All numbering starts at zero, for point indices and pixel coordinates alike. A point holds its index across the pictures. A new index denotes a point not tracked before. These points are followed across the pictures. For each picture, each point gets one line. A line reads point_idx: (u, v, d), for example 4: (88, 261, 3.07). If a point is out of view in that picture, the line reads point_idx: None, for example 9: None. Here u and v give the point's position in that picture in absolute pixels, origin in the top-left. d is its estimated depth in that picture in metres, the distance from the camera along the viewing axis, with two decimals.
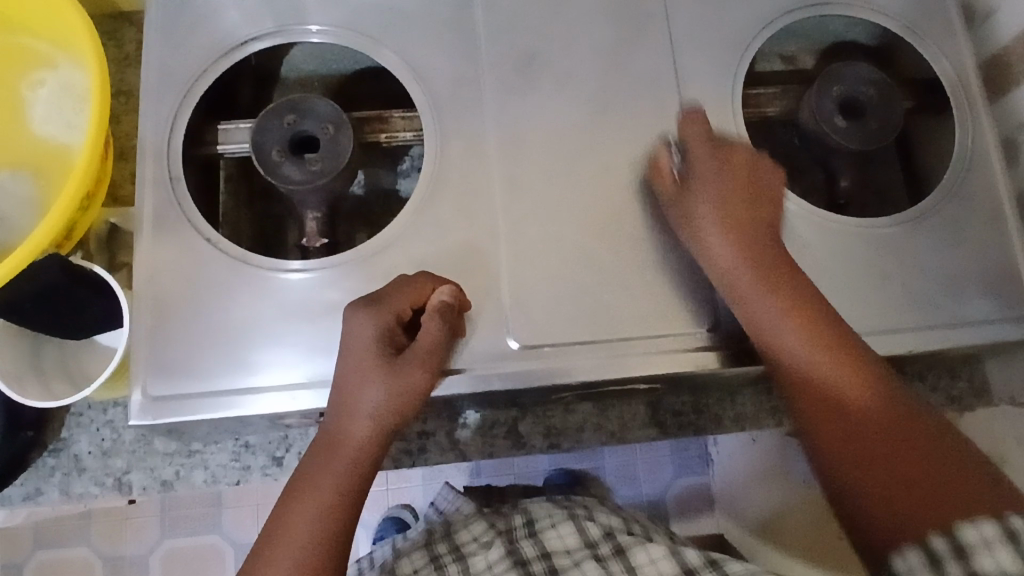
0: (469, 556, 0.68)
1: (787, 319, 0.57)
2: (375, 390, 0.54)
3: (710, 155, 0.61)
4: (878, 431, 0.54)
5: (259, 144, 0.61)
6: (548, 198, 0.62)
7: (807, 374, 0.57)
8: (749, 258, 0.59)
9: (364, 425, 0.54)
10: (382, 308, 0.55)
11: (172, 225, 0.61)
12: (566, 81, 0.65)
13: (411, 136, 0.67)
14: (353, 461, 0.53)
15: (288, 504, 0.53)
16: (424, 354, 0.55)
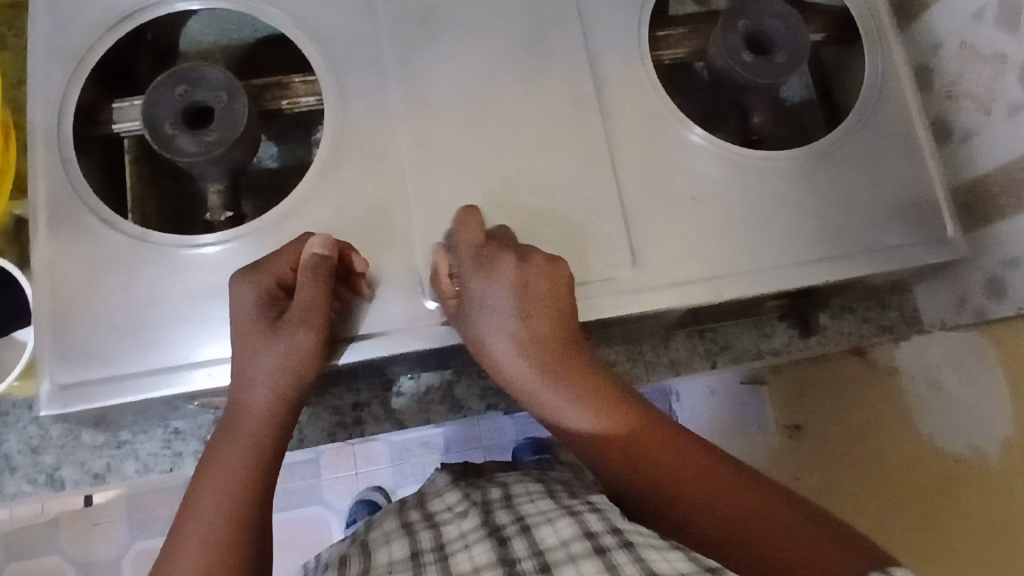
0: (443, 524, 0.57)
1: (589, 410, 0.51)
2: (264, 358, 0.54)
3: (477, 268, 0.55)
4: (660, 471, 0.49)
5: (150, 117, 0.59)
6: (455, 155, 0.61)
7: (612, 440, 0.51)
8: (539, 364, 0.53)
9: (261, 394, 0.54)
10: (263, 272, 0.56)
11: (66, 209, 0.59)
12: (465, 34, 0.63)
13: (313, 100, 0.66)
14: (261, 425, 0.54)
15: (194, 485, 0.52)
16: (304, 310, 0.55)
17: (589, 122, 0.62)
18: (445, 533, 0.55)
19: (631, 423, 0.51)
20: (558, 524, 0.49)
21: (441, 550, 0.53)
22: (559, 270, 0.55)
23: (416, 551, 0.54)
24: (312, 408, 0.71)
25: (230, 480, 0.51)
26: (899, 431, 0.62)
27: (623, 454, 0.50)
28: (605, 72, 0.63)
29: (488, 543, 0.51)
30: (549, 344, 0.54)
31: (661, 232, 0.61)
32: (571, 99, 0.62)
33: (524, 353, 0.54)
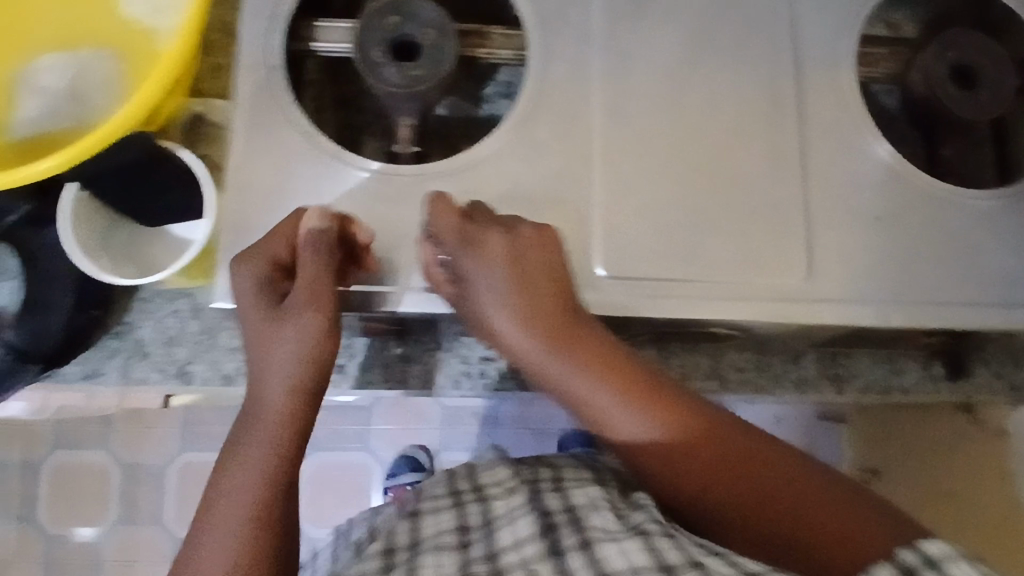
0: (491, 499, 0.63)
1: (609, 386, 0.53)
2: (513, 338, 0.55)
3: (466, 249, 0.54)
4: (708, 463, 0.52)
5: (360, 42, 0.60)
6: (650, 130, 0.60)
7: (662, 425, 0.53)
8: (544, 339, 0.54)
9: (276, 381, 0.54)
10: (259, 254, 0.55)
11: (261, 113, 0.59)
12: (675, 14, 0.63)
13: (509, 54, 0.66)
14: (275, 423, 0.54)
15: (215, 480, 0.54)
16: (310, 287, 0.54)
17: (784, 125, 0.62)
18: (491, 509, 0.62)
19: (685, 424, 0.53)
20: (605, 517, 0.54)
21: (486, 524, 0.60)
22: (547, 242, 0.55)
23: (463, 525, 0.61)
24: (441, 351, 0.71)
25: (249, 482, 0.52)
26: (987, 463, 0.79)
27: (671, 450, 0.53)
28: (807, 80, 0.63)
29: (530, 516, 0.57)
30: (562, 320, 0.55)
31: (837, 245, 0.60)
32: (772, 99, 0.62)
33: (548, 360, 0.54)
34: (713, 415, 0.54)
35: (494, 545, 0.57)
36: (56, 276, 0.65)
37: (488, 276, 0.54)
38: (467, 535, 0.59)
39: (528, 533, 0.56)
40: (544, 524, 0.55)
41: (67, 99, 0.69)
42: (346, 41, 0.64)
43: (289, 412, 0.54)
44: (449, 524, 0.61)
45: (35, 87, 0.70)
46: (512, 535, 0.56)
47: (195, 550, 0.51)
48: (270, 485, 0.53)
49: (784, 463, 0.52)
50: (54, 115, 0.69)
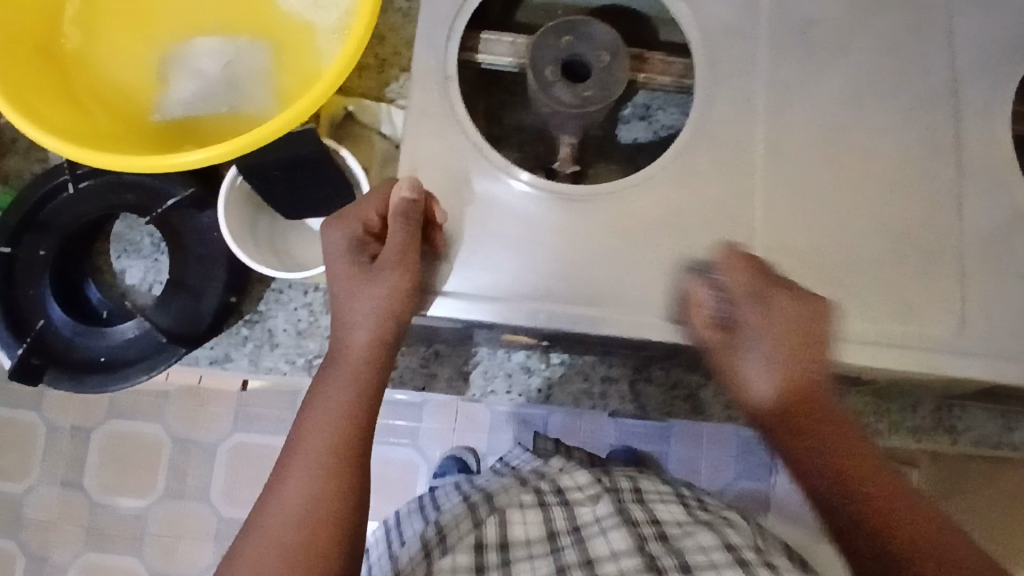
0: (575, 504, 0.69)
1: (783, 351, 0.57)
2: (759, 362, 0.57)
3: (756, 303, 0.56)
4: (844, 472, 0.56)
5: (533, 59, 0.61)
6: (812, 169, 0.61)
7: (796, 402, 0.57)
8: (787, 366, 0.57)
9: (359, 330, 0.57)
10: (351, 216, 0.58)
11: (434, 117, 0.60)
12: (841, 56, 0.63)
13: (668, 82, 0.66)
14: (357, 365, 0.57)
15: (300, 416, 0.57)
16: (397, 254, 0.55)
17: (941, 176, 0.62)
18: (578, 514, 0.68)
19: (806, 397, 0.57)
20: (699, 536, 0.66)
21: (574, 530, 0.67)
22: (808, 310, 0.56)
23: (552, 530, 0.67)
24: (564, 368, 0.71)
25: (328, 423, 0.56)
26: None
27: (794, 429, 0.57)
28: (967, 132, 0.63)
29: (624, 531, 0.66)
30: (735, 335, 0.57)
31: (988, 300, 0.60)
32: (930, 146, 0.62)
33: (777, 352, 0.57)
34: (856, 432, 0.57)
35: (589, 552, 0.65)
36: (205, 260, 0.65)
37: (767, 312, 0.56)
38: (557, 539, 0.66)
39: (624, 546, 0.64)
40: (637, 542, 0.64)
41: (221, 83, 0.70)
42: (510, 56, 0.65)
43: (373, 355, 0.57)
44: (535, 529, 0.67)
45: (191, 70, 0.71)
46: (607, 547, 0.65)
47: (277, 477, 0.56)
48: (349, 426, 0.56)
49: (912, 494, 0.56)
50: (205, 98, 0.70)
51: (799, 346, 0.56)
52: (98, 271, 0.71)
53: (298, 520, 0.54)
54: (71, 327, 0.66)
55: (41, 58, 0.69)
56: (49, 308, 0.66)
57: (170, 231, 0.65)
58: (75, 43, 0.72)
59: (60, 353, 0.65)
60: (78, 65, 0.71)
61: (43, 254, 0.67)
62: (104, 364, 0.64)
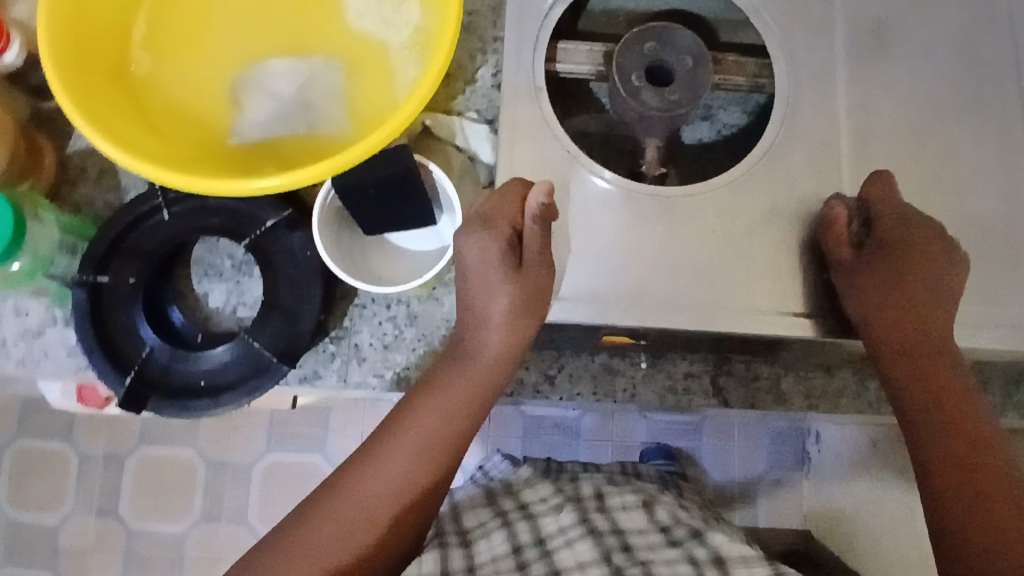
0: (539, 516, 0.73)
1: (908, 329, 0.60)
2: (852, 300, 0.60)
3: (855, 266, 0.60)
4: (956, 426, 0.58)
5: (620, 66, 0.62)
6: (894, 162, 0.63)
7: (905, 347, 0.60)
8: (906, 335, 0.60)
9: (492, 333, 0.60)
10: (497, 222, 0.58)
11: (528, 127, 0.61)
12: (913, 50, 0.65)
13: (743, 83, 0.68)
14: (486, 370, 0.60)
15: (415, 397, 0.60)
16: (537, 253, 0.59)
17: (1017, 163, 0.64)
18: (543, 527, 0.72)
19: (925, 356, 0.59)
20: (635, 515, 0.75)
21: (540, 542, 0.70)
22: (880, 193, 0.60)
23: (517, 547, 0.69)
24: (647, 368, 0.72)
25: (445, 413, 0.60)
26: None
27: (929, 382, 0.59)
28: None
29: (589, 540, 0.69)
30: (912, 326, 0.60)
31: None
32: (1003, 133, 0.64)
33: (893, 321, 0.60)
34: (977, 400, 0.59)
35: (556, 564, 0.68)
36: (298, 279, 0.65)
37: (872, 270, 0.60)
38: (523, 554, 0.69)
39: (590, 557, 0.68)
40: (603, 551, 0.68)
41: (298, 105, 0.71)
42: (590, 64, 0.67)
43: (501, 362, 0.60)
44: (503, 547, 0.70)
45: (265, 92, 0.72)
46: (574, 558, 0.68)
47: (382, 446, 0.59)
48: (460, 422, 0.60)
49: (1013, 480, 0.57)
50: (283, 119, 0.70)
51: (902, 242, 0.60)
52: (181, 296, 0.72)
53: (394, 497, 0.58)
54: (167, 354, 0.65)
55: (116, 86, 0.69)
56: (144, 336, 0.66)
57: (261, 254, 0.66)
58: (146, 71, 0.72)
59: (158, 380, 0.65)
60: (150, 92, 0.71)
61: (133, 282, 0.67)
62: (204, 388, 0.64)
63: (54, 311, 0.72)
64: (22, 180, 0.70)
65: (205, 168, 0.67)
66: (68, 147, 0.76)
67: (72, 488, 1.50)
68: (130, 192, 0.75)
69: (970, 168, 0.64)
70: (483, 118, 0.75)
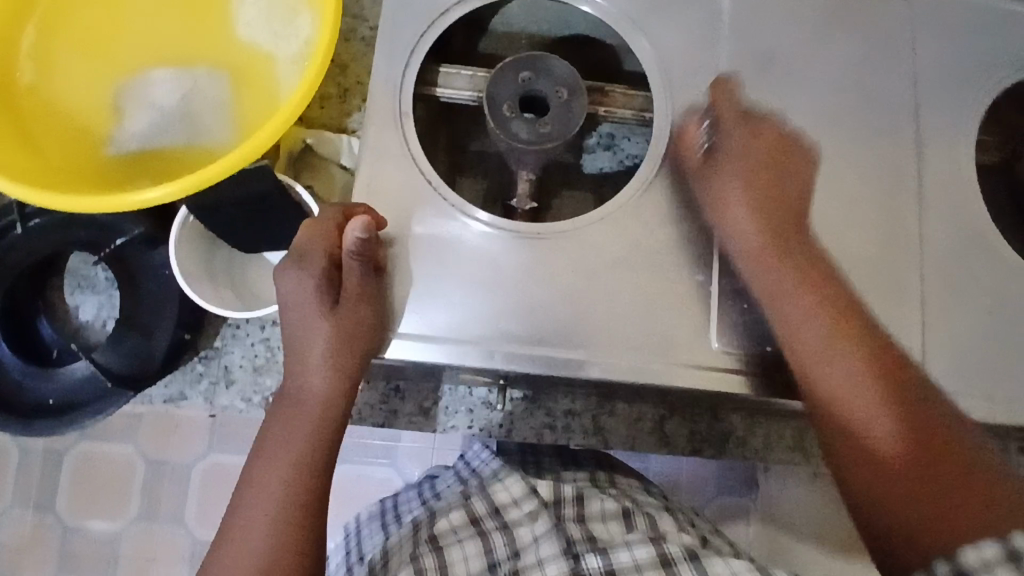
0: (514, 525, 0.63)
1: (802, 287, 0.56)
2: (737, 217, 0.58)
3: (734, 158, 0.60)
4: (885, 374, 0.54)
5: (492, 94, 0.60)
6: (773, 206, 0.60)
7: (836, 310, 0.56)
8: (761, 227, 0.58)
9: (318, 375, 0.58)
10: (312, 259, 0.58)
11: (390, 153, 0.59)
12: (803, 90, 0.63)
13: (629, 115, 0.65)
14: (314, 414, 0.58)
15: (257, 460, 0.58)
16: (358, 289, 0.56)
17: (903, 213, 0.62)
18: (518, 539, 0.63)
19: (876, 361, 0.55)
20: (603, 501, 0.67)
21: (515, 556, 0.62)
22: (767, 138, 0.60)
23: (493, 563, 0.62)
24: (528, 404, 0.70)
25: (286, 465, 0.57)
26: None
27: (845, 330, 0.55)
28: (928, 167, 0.63)
29: (555, 539, 0.61)
30: (772, 243, 0.58)
31: (944, 337, 0.60)
32: (891, 178, 0.62)
33: (764, 257, 0.57)
34: (864, 324, 0.56)
35: (518, 562, 0.62)
36: (157, 297, 0.63)
37: (736, 166, 0.60)
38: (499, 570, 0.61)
39: (551, 552, 0.60)
40: (567, 543, 0.61)
41: (178, 117, 0.69)
42: (470, 89, 0.64)
43: (333, 401, 0.59)
44: (477, 562, 0.62)
45: (146, 103, 0.70)
46: (535, 553, 0.61)
47: (236, 528, 0.57)
48: (308, 467, 0.58)
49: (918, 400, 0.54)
50: (163, 132, 0.69)
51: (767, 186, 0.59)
52: (51, 308, 0.70)
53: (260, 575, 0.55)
54: (21, 369, 0.64)
55: None
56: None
57: (123, 270, 0.64)
58: (31, 80, 0.71)
59: (10, 397, 0.63)
60: (30, 100, 0.70)
61: None
62: (54, 406, 0.63)
63: None
64: None
65: (73, 181, 0.66)
66: None
67: None
68: None
69: (853, 218, 0.61)
70: None
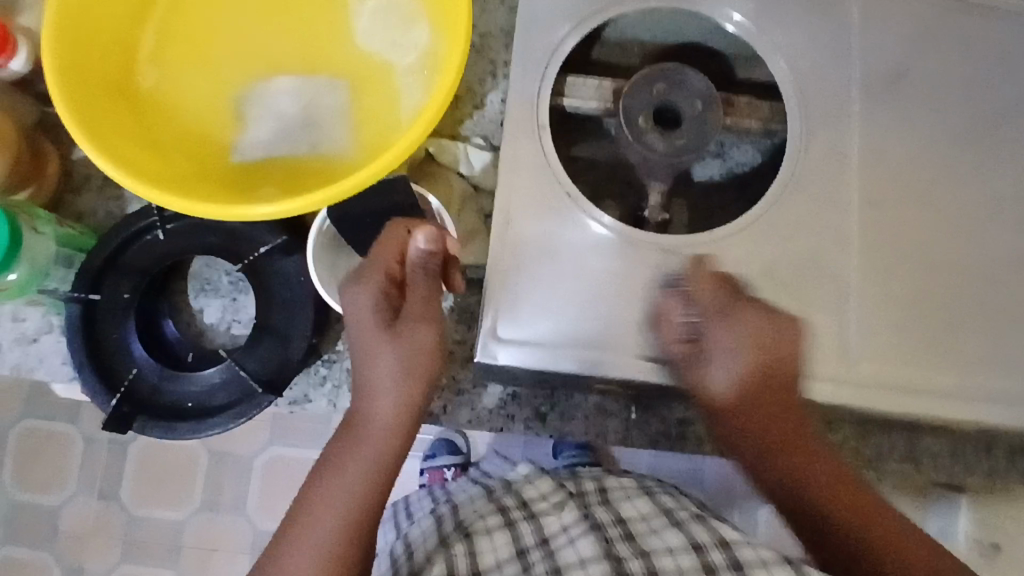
0: (542, 514, 0.71)
1: (741, 359, 0.59)
2: (722, 377, 0.59)
3: (721, 320, 0.58)
4: (799, 447, 0.59)
5: (626, 106, 0.60)
6: (908, 218, 0.60)
7: (733, 402, 0.59)
8: (751, 380, 0.59)
9: (387, 399, 0.60)
10: (371, 274, 0.59)
11: (528, 164, 0.60)
12: (935, 101, 0.62)
13: (754, 125, 0.66)
14: (380, 435, 0.61)
15: (322, 476, 0.60)
16: (420, 308, 0.61)
17: None
18: (545, 526, 0.69)
19: (790, 432, 0.59)
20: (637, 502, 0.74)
21: (545, 542, 0.67)
22: (797, 326, 0.57)
23: (521, 548, 0.67)
24: (642, 412, 0.71)
25: (356, 477, 0.60)
26: None
27: (767, 441, 0.59)
28: None
29: (592, 537, 0.66)
30: (768, 391, 0.59)
31: None
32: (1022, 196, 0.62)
33: (750, 395, 0.59)
34: (821, 444, 0.59)
35: (559, 561, 0.65)
36: (291, 304, 0.65)
37: (733, 329, 0.58)
38: (527, 555, 0.66)
39: (592, 552, 0.64)
40: (606, 549, 0.64)
41: (300, 124, 0.70)
42: (597, 100, 0.64)
43: (399, 425, 0.61)
44: (506, 548, 0.67)
45: (270, 109, 0.71)
46: (576, 554, 0.65)
47: (293, 536, 0.59)
48: (375, 481, 0.61)
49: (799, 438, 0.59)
50: (285, 138, 0.70)
51: (766, 352, 0.57)
52: (177, 310, 0.71)
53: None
54: (155, 371, 0.65)
55: (119, 101, 0.68)
56: (135, 353, 0.65)
57: (256, 277, 0.65)
58: (150, 84, 0.71)
59: (146, 398, 0.65)
60: (151, 107, 0.70)
61: (127, 296, 0.66)
62: (192, 410, 0.64)
63: (51, 319, 0.73)
64: (21, 189, 0.70)
65: (201, 188, 0.66)
66: (73, 154, 0.75)
67: (76, 470, 1.50)
68: (131, 202, 0.75)
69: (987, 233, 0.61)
70: (490, 145, 0.74)
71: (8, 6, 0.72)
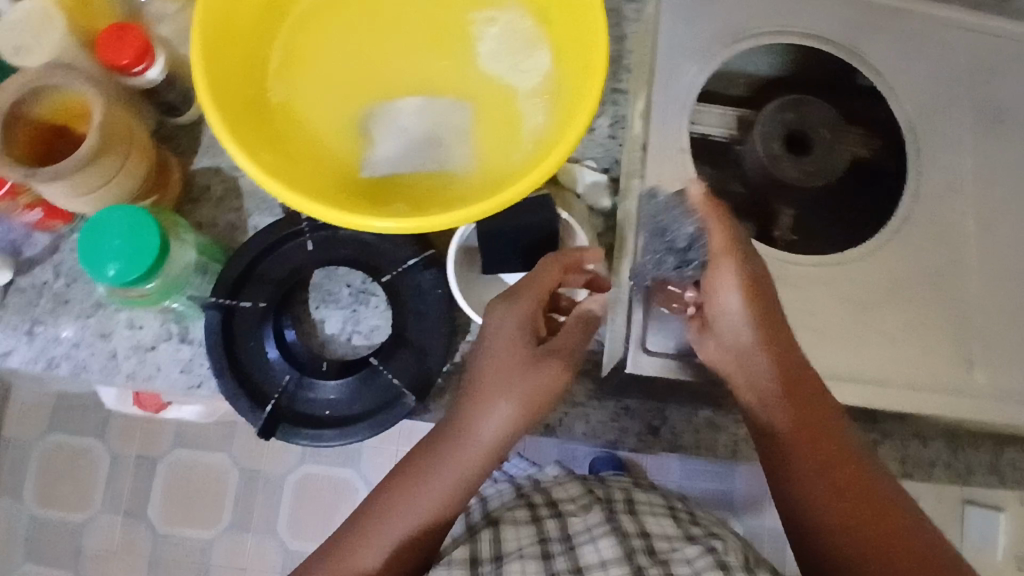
0: (568, 514, 0.71)
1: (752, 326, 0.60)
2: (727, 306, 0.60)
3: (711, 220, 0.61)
4: (814, 430, 0.60)
5: (763, 134, 0.65)
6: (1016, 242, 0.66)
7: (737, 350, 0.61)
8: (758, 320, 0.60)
9: (490, 425, 0.61)
10: (527, 300, 0.62)
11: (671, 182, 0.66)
12: None
13: (865, 153, 0.72)
14: (478, 454, 0.62)
15: (409, 472, 0.63)
16: (562, 349, 0.63)
17: None
18: (570, 524, 0.70)
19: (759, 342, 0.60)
20: (663, 524, 0.72)
21: (567, 538, 0.68)
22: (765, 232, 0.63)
23: (544, 538, 0.68)
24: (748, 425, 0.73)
25: (443, 482, 0.62)
26: None
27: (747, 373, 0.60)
28: None
29: (613, 538, 0.66)
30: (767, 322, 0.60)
31: None
32: None
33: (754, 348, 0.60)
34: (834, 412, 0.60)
35: (579, 560, 0.66)
36: (428, 315, 0.68)
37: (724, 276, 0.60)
38: (549, 550, 0.67)
39: (612, 554, 0.65)
40: (627, 550, 0.65)
41: (427, 142, 0.72)
42: (720, 126, 0.73)
43: (494, 447, 0.62)
44: (528, 538, 0.69)
45: (396, 128, 0.73)
46: (597, 554, 0.66)
47: (372, 519, 0.63)
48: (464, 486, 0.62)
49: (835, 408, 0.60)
50: (412, 156, 0.72)
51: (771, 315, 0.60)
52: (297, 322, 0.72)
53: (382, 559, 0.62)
54: (292, 380, 0.67)
55: (253, 112, 0.70)
56: (272, 362, 0.67)
57: (395, 290, 0.68)
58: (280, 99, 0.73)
59: (285, 406, 0.67)
60: (281, 121, 0.72)
61: (264, 305, 0.68)
62: (331, 417, 0.66)
63: (170, 326, 0.74)
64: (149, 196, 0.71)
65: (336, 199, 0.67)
66: (191, 165, 0.77)
67: (101, 487, 1.45)
68: (251, 213, 0.76)
69: None
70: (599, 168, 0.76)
71: (143, 20, 0.74)
